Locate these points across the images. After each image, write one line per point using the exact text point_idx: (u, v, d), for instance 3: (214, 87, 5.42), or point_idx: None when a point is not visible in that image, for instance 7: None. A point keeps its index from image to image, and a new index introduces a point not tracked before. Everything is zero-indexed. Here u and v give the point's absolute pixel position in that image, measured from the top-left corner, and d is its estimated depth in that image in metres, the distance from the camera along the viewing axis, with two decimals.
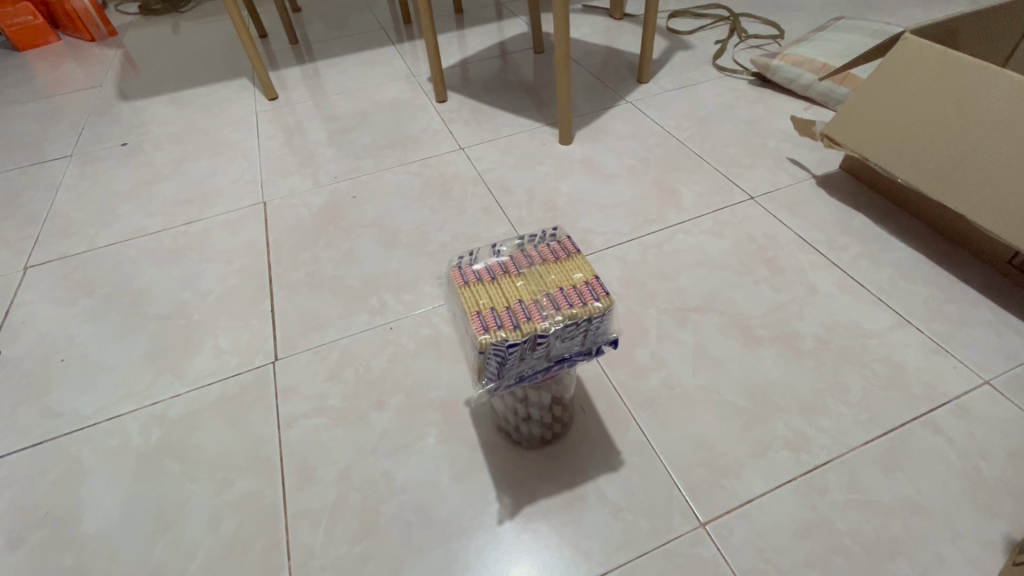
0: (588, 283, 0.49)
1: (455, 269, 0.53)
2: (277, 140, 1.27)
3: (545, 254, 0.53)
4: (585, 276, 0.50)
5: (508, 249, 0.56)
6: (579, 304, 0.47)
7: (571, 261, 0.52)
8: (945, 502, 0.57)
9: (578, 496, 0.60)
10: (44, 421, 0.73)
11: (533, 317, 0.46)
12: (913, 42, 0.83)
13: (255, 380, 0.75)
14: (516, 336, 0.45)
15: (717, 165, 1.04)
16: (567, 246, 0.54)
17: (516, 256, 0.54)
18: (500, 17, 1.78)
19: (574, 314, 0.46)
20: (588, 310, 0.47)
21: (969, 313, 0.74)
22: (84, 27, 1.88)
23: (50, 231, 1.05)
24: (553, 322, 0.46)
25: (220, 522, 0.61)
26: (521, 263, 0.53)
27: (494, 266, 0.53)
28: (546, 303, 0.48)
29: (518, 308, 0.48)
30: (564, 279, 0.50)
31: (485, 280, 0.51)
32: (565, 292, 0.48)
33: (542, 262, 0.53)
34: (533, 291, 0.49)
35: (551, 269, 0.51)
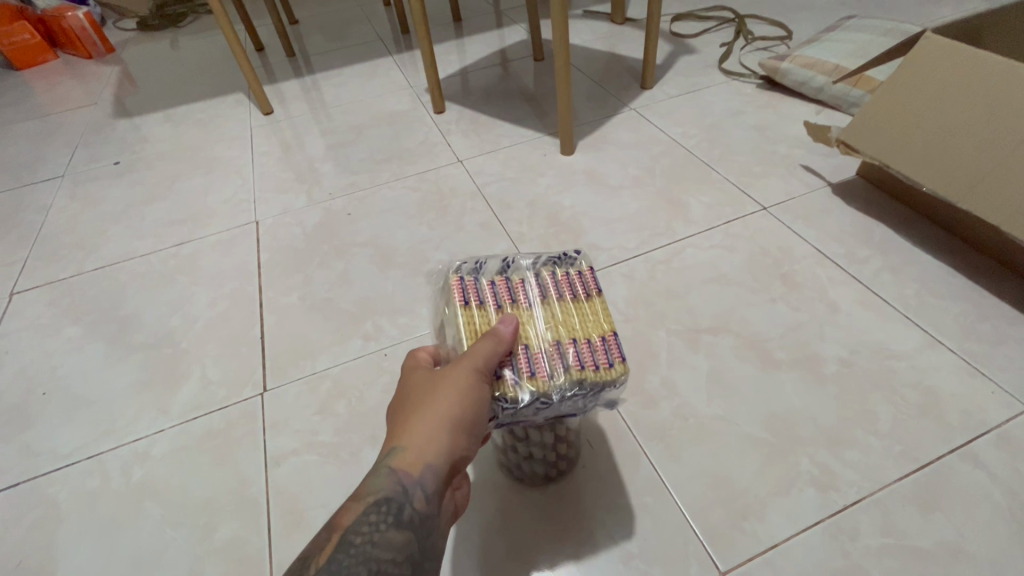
0: (604, 338, 0.45)
1: (457, 285, 0.47)
2: (272, 155, 1.24)
3: (561, 287, 0.48)
4: (602, 327, 0.46)
5: (519, 270, 0.50)
6: (591, 365, 0.43)
7: (590, 304, 0.48)
8: (991, 547, 0.52)
9: (585, 540, 0.56)
10: (23, 460, 0.69)
11: (539, 373, 0.42)
12: (935, 41, 0.78)
13: (243, 413, 0.71)
14: (515, 393, 0.42)
15: (726, 174, 0.99)
16: (588, 283, 0.49)
17: (529, 281, 0.49)
18: (499, 25, 1.74)
19: (585, 378, 0.43)
20: (601, 376, 0.43)
21: (1005, 331, 0.69)
22: (82, 44, 1.86)
23: (38, 255, 1.02)
24: (560, 383, 0.42)
25: (201, 571, 0.57)
26: (532, 293, 0.48)
27: (501, 293, 0.47)
28: (556, 357, 0.43)
29: (523, 357, 0.43)
30: (580, 328, 0.46)
31: (488, 309, 0.46)
32: (578, 345, 0.44)
33: (558, 297, 0.48)
34: (541, 335, 0.45)
35: (567, 311, 0.47)
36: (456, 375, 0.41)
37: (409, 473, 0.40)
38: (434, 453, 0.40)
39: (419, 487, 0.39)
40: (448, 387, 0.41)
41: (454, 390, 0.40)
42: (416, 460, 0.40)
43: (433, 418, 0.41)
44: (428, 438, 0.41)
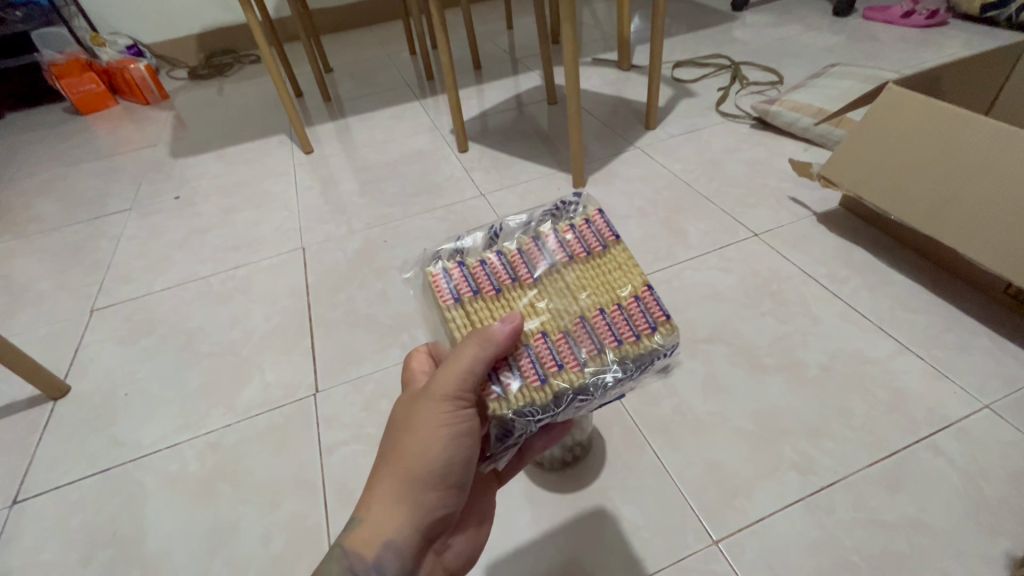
0: (636, 298, 0.50)
1: (455, 278, 0.51)
2: (313, 190, 1.39)
3: (575, 246, 0.53)
4: (633, 286, 0.51)
5: (511, 246, 0.54)
6: (636, 336, 0.49)
7: (608, 257, 0.53)
8: (948, 520, 0.60)
9: (597, 516, 0.65)
10: (111, 449, 0.80)
11: (569, 364, 0.47)
12: (895, 91, 0.90)
13: (298, 410, 0.82)
14: (544, 396, 0.46)
15: (722, 205, 1.11)
16: (599, 233, 0.54)
17: (528, 248, 0.54)
18: (516, 72, 1.92)
19: (625, 352, 0.48)
20: (635, 348, 0.48)
21: (967, 340, 0.78)
22: (140, 92, 2.06)
23: (113, 278, 1.16)
24: (592, 368, 0.47)
25: (270, 540, 0.67)
26: (538, 261, 0.52)
27: (503, 278, 0.52)
28: (584, 343, 0.48)
29: (549, 354, 0.47)
30: (601, 304, 0.50)
31: (494, 299, 0.50)
32: (602, 325, 0.49)
33: (570, 257, 0.53)
34: (567, 315, 0.50)
35: (577, 288, 0.51)
36: (430, 415, 0.45)
37: (361, 553, 0.44)
38: (394, 532, 0.44)
39: (377, 567, 0.44)
40: (420, 425, 0.45)
41: (424, 430, 0.45)
42: (373, 540, 0.44)
43: (402, 457, 0.45)
44: (388, 514, 0.44)
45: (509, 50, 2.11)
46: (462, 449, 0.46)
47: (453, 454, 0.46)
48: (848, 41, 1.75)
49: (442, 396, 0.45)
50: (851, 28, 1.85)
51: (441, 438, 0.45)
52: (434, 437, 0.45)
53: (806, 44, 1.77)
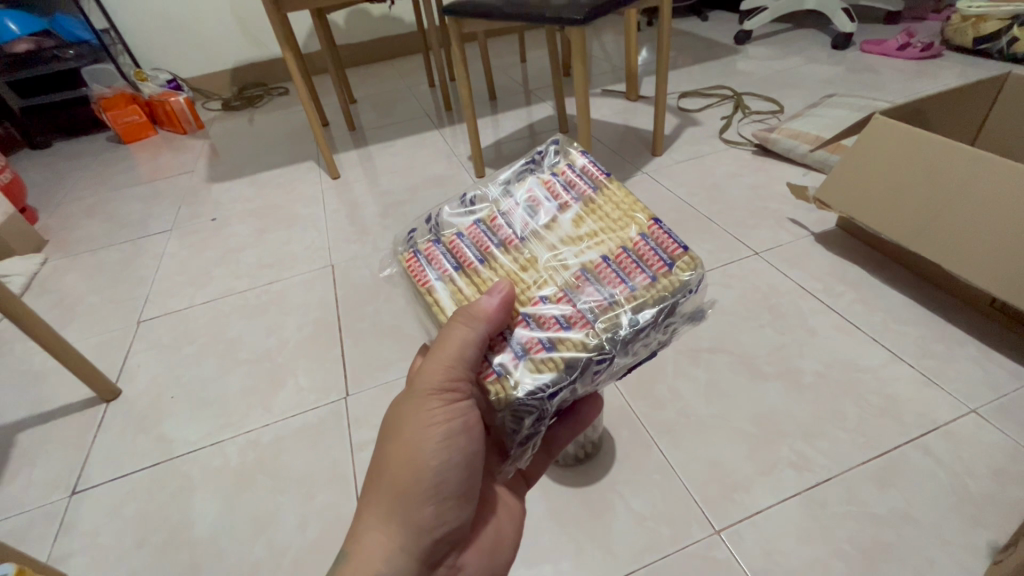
0: (644, 238, 0.53)
1: (433, 256, 0.55)
2: (341, 212, 1.48)
3: (562, 198, 0.57)
4: (636, 228, 0.54)
5: (485, 213, 0.58)
6: (654, 277, 0.50)
7: (598, 202, 0.57)
8: (935, 513, 0.65)
9: (608, 508, 0.70)
10: (160, 445, 0.88)
11: (580, 323, 0.48)
12: (880, 122, 0.97)
13: (330, 411, 0.89)
14: (552, 367, 0.46)
15: (724, 225, 1.18)
16: (583, 179, 0.58)
17: (510, 210, 0.58)
18: (529, 102, 2.03)
19: (639, 298, 0.49)
20: (650, 291, 0.50)
21: (956, 350, 0.83)
22: (179, 122, 2.21)
23: (157, 292, 1.26)
24: (605, 320, 0.48)
25: (307, 527, 0.73)
26: (524, 221, 0.56)
27: (485, 245, 0.55)
28: (592, 295, 0.50)
29: (552, 318, 0.49)
30: (602, 252, 0.53)
31: (479, 267, 0.54)
32: (609, 276, 0.51)
33: (557, 210, 0.56)
34: (567, 271, 0.52)
35: (567, 240, 0.54)
36: (418, 424, 0.47)
37: None
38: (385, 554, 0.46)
39: None
40: (410, 434, 0.47)
41: (413, 438, 0.47)
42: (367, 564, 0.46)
43: (395, 469, 0.47)
44: (380, 536, 0.47)
45: (523, 82, 2.23)
46: (454, 450, 0.48)
47: (447, 456, 0.48)
48: (846, 72, 1.84)
49: (430, 400, 0.47)
50: (850, 60, 1.94)
51: (431, 442, 0.47)
52: (424, 444, 0.47)
53: (806, 76, 1.86)
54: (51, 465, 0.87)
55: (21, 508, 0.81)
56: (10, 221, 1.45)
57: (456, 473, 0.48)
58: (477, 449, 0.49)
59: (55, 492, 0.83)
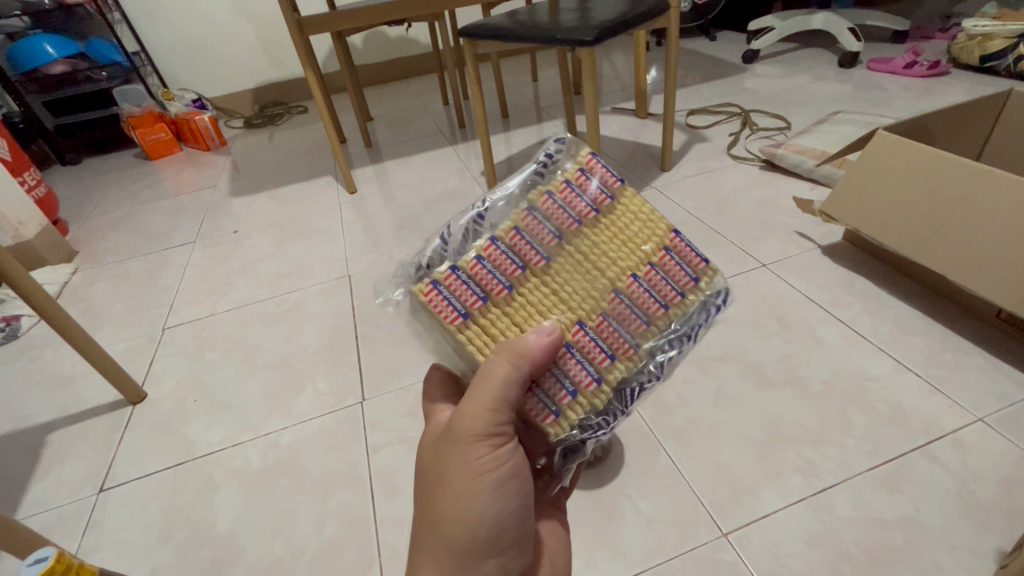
0: (668, 252, 0.55)
1: (456, 286, 0.51)
2: (357, 225, 1.53)
3: (583, 210, 0.55)
4: (659, 242, 0.55)
5: (500, 230, 0.55)
6: (683, 294, 0.54)
7: (618, 212, 0.56)
8: (942, 519, 0.66)
9: (617, 511, 0.72)
10: (184, 446, 0.91)
11: (624, 350, 0.52)
12: (883, 137, 1.00)
13: (347, 415, 0.92)
14: (603, 397, 0.50)
15: (732, 238, 1.20)
16: (599, 186, 0.56)
17: (529, 223, 0.54)
18: (540, 120, 2.08)
19: (672, 317, 0.54)
20: (680, 309, 0.54)
21: (962, 360, 0.84)
22: (203, 140, 2.29)
23: (181, 301, 1.31)
24: (645, 344, 0.52)
25: (324, 526, 0.76)
26: (548, 238, 0.54)
27: (510, 269, 0.52)
28: (631, 319, 0.52)
29: (596, 348, 0.51)
30: (633, 268, 0.54)
31: (507, 297, 0.52)
32: (643, 295, 0.53)
33: (580, 223, 0.55)
34: (604, 295, 0.53)
35: (595, 257, 0.54)
36: (466, 477, 0.47)
37: None
38: None
39: None
40: (459, 486, 0.47)
41: (463, 490, 0.46)
42: None
43: (448, 524, 0.46)
44: None
45: (534, 100, 2.29)
46: (504, 494, 0.48)
47: (500, 500, 0.47)
48: (853, 90, 1.87)
49: (476, 447, 0.46)
50: (857, 78, 1.97)
51: (482, 489, 0.47)
52: (475, 493, 0.46)
53: (813, 94, 1.89)
54: (80, 464, 0.91)
55: (52, 504, 0.85)
56: (43, 232, 1.51)
57: (510, 515, 0.48)
58: (525, 488, 0.49)
59: (84, 489, 0.86)
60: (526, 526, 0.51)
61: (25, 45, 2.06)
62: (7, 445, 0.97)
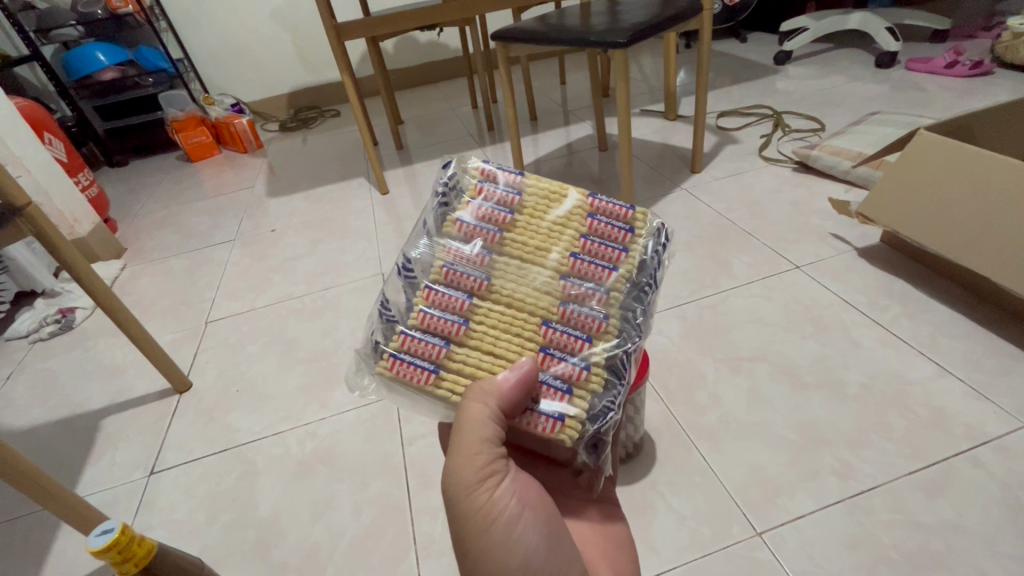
0: (594, 217, 0.58)
1: (409, 345, 0.52)
2: (389, 224, 1.57)
3: (499, 217, 0.57)
4: (581, 214, 0.58)
5: (431, 274, 0.56)
6: (626, 249, 0.56)
7: (530, 203, 0.59)
8: (986, 524, 0.64)
9: (649, 507, 0.72)
10: (227, 434, 0.95)
11: (599, 326, 0.52)
12: (925, 137, 0.98)
13: (382, 408, 0.94)
14: (596, 381, 0.50)
15: (764, 240, 1.19)
16: (501, 189, 0.59)
17: (455, 255, 0.56)
18: (568, 122, 2.09)
19: (628, 273, 0.55)
20: (631, 263, 0.56)
21: (1008, 365, 0.82)
22: (241, 142, 2.37)
23: (223, 296, 1.36)
24: (612, 310, 0.54)
25: (361, 513, 0.78)
26: (479, 258, 0.56)
27: (457, 304, 0.53)
28: (592, 295, 0.54)
29: (568, 339, 0.52)
30: (574, 249, 0.56)
31: (464, 328, 0.52)
32: (590, 271, 0.55)
33: (502, 230, 0.57)
34: (558, 287, 0.54)
35: (537, 254, 0.56)
36: (484, 526, 0.46)
37: None
38: None
39: None
40: (481, 539, 0.46)
41: (485, 544, 0.46)
42: None
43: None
44: None
45: (562, 103, 2.30)
46: (524, 533, 0.46)
47: (522, 539, 0.46)
48: (891, 90, 1.83)
49: (479, 493, 0.46)
50: (895, 78, 1.92)
51: (501, 535, 0.46)
52: (497, 541, 0.46)
53: (848, 94, 1.86)
54: (132, 448, 0.96)
55: (106, 485, 0.90)
56: (95, 229, 1.59)
57: (542, 552, 0.47)
58: (546, 519, 0.48)
59: (136, 472, 0.91)
60: (567, 557, 0.49)
61: (79, 53, 2.18)
62: (65, 429, 1.03)
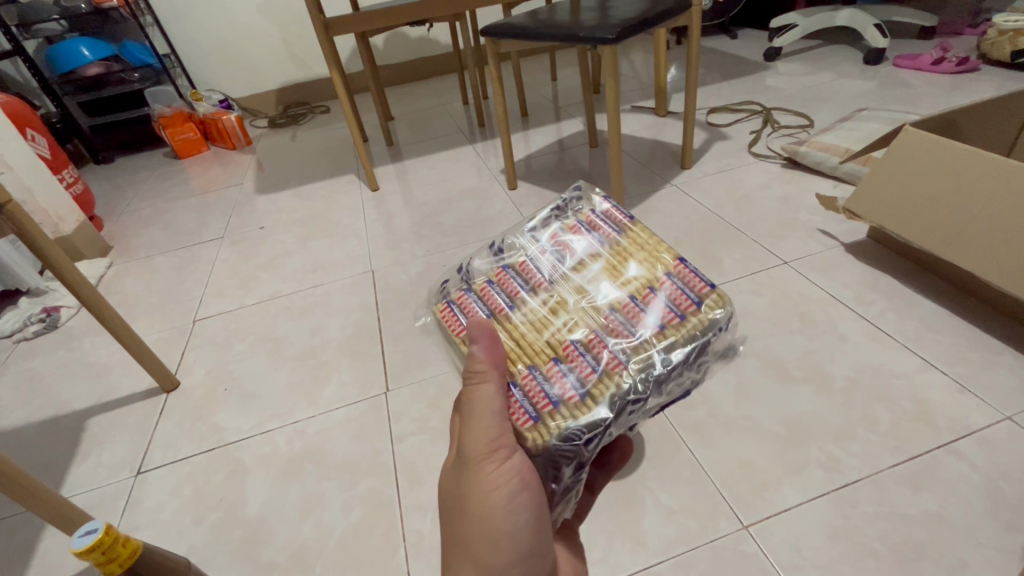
0: (669, 277, 0.56)
1: (465, 304, 0.60)
2: (379, 221, 1.56)
3: (590, 242, 0.61)
4: (662, 270, 0.57)
5: (512, 259, 0.63)
6: (684, 316, 0.54)
7: (625, 245, 0.60)
8: (967, 515, 0.65)
9: (637, 502, 0.73)
10: (214, 433, 0.94)
11: (614, 367, 0.51)
12: (911, 133, 0.98)
13: (372, 406, 0.94)
14: (584, 408, 0.49)
15: (754, 236, 1.20)
16: (605, 225, 0.62)
17: (540, 255, 0.62)
18: (559, 118, 2.09)
19: (669, 337, 0.53)
20: (680, 332, 0.53)
21: (990, 358, 0.83)
22: (229, 138, 2.35)
23: (210, 294, 1.35)
24: (635, 363, 0.51)
25: (350, 511, 0.78)
26: (554, 265, 0.60)
27: (515, 292, 0.59)
28: (623, 335, 0.53)
29: (579, 360, 0.52)
30: (633, 292, 0.56)
31: (509, 313, 0.57)
32: (636, 315, 0.54)
33: (585, 252, 0.61)
34: (597, 313, 0.55)
35: (595, 280, 0.58)
36: (482, 490, 0.46)
37: None
38: None
39: None
40: (477, 502, 0.46)
41: (479, 506, 0.46)
42: None
43: (471, 544, 0.47)
44: None
45: (553, 99, 2.30)
46: (517, 511, 0.46)
47: (517, 514, 0.46)
48: (879, 87, 1.84)
49: (483, 464, 0.46)
50: (882, 75, 1.94)
51: (496, 506, 0.46)
52: (490, 509, 0.46)
53: (837, 90, 1.87)
54: (118, 448, 0.95)
55: (91, 485, 0.89)
56: (80, 227, 1.57)
57: (525, 531, 0.47)
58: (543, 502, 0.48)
59: (123, 471, 0.90)
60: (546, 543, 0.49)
61: (64, 48, 2.14)
62: (49, 429, 1.01)
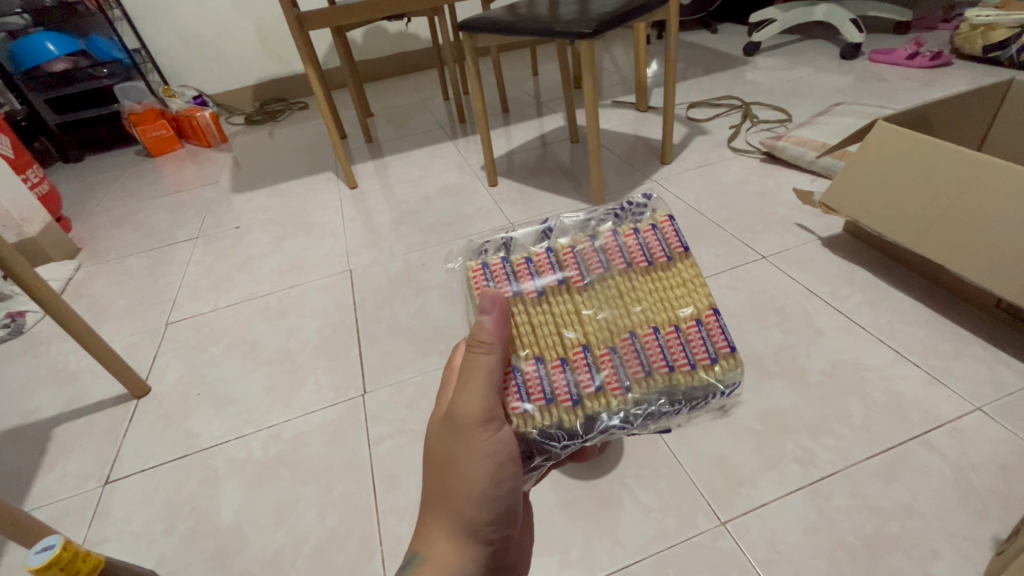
0: (698, 324, 0.53)
1: (498, 268, 0.57)
2: (358, 220, 1.53)
3: (639, 255, 0.56)
4: (696, 312, 0.54)
5: (555, 244, 0.59)
6: (694, 366, 0.52)
7: (673, 273, 0.55)
8: (938, 506, 0.66)
9: (616, 500, 0.72)
10: (186, 440, 0.92)
11: (611, 387, 0.51)
12: (883, 128, 0.99)
13: (348, 408, 0.92)
14: (572, 417, 0.50)
15: (732, 231, 1.20)
16: (661, 241, 0.56)
17: (587, 250, 0.58)
18: (540, 114, 2.08)
19: (672, 381, 0.51)
20: (685, 380, 0.52)
21: (961, 349, 0.84)
22: (204, 136, 2.29)
23: (183, 296, 1.31)
24: (631, 393, 0.51)
25: (326, 516, 0.77)
26: (595, 266, 0.56)
27: (548, 278, 0.56)
28: (631, 360, 0.52)
29: (583, 367, 0.51)
30: (658, 320, 0.53)
31: (535, 297, 0.55)
32: (652, 345, 0.52)
33: (630, 265, 0.55)
34: (615, 330, 0.53)
35: (626, 294, 0.55)
36: (468, 451, 0.46)
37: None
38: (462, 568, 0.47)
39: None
40: (462, 462, 0.47)
41: (463, 466, 0.46)
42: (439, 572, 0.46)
43: (449, 500, 0.47)
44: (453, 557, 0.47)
45: (534, 94, 2.29)
46: (500, 478, 0.47)
47: (502, 482, 0.47)
48: (856, 81, 1.86)
49: (474, 433, 0.47)
50: (859, 70, 1.95)
51: (480, 469, 0.47)
52: (475, 470, 0.46)
53: (815, 85, 1.89)
54: (85, 458, 0.92)
55: (58, 497, 0.86)
56: (46, 229, 1.52)
57: (504, 498, 0.48)
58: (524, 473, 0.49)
59: (90, 481, 0.88)
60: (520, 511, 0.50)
61: (26, 43, 2.06)
62: (13, 439, 0.98)
